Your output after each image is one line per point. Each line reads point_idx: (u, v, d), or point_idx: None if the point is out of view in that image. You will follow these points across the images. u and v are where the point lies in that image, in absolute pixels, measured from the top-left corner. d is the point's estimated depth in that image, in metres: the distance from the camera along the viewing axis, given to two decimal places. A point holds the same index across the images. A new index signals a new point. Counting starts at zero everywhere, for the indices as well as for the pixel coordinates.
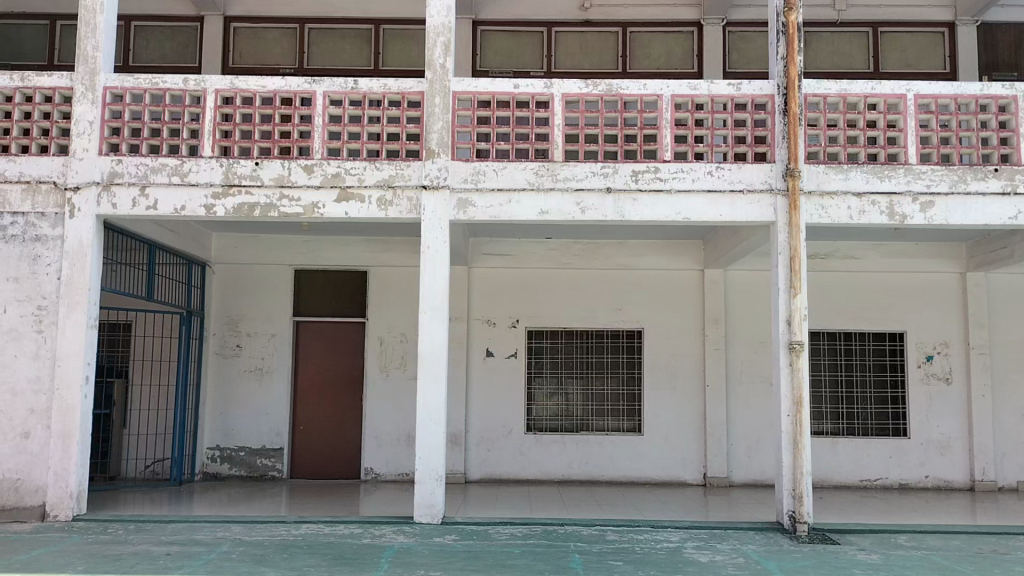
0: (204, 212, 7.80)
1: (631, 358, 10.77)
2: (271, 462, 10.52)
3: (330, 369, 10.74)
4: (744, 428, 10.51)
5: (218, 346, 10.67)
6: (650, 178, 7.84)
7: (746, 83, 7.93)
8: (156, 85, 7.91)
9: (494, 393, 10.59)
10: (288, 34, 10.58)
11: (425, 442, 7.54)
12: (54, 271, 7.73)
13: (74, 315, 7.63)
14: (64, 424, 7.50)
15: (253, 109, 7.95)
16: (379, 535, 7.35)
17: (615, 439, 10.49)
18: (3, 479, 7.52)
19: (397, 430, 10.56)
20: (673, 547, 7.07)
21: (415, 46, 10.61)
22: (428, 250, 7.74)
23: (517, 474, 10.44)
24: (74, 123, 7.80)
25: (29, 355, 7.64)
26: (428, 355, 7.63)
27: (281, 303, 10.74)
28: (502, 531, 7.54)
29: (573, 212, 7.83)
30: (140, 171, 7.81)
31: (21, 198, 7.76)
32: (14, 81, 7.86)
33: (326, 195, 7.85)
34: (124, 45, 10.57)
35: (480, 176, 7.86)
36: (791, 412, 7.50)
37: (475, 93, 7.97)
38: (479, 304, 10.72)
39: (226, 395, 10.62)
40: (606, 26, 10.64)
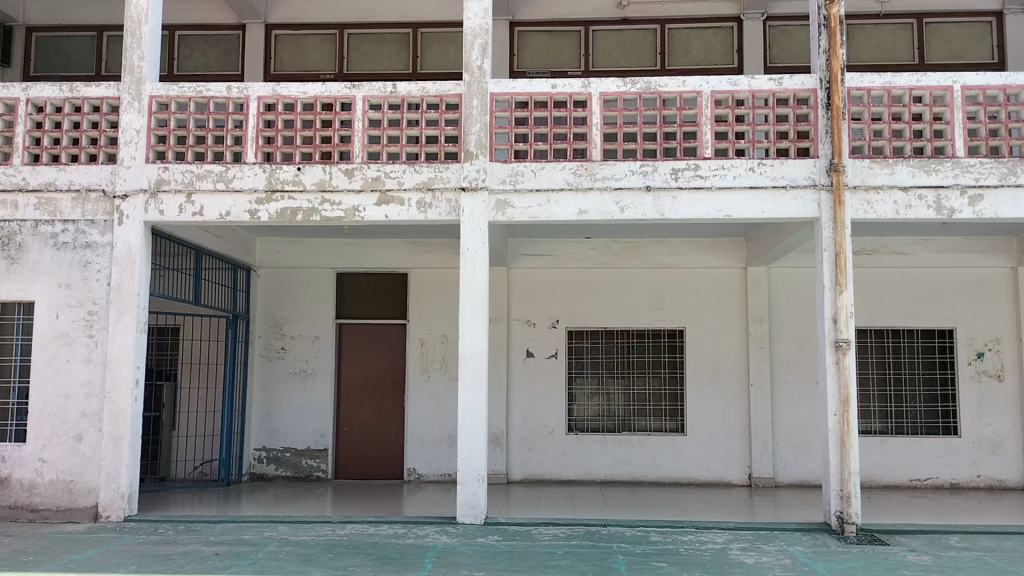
0: (247, 217, 7.93)
1: (673, 357, 10.69)
2: (316, 463, 10.64)
3: (373, 371, 10.83)
4: (789, 427, 10.37)
5: (264, 349, 10.84)
6: (690, 176, 7.78)
7: (787, 78, 7.84)
8: (200, 94, 8.05)
9: (535, 394, 10.59)
10: (328, 39, 10.70)
11: (468, 443, 7.57)
12: (103, 277, 7.91)
13: (123, 320, 7.80)
14: (115, 426, 7.68)
15: (294, 115, 8.03)
16: (423, 535, 7.39)
17: (658, 439, 10.41)
18: (57, 480, 7.71)
19: (439, 431, 10.61)
20: (719, 549, 7.01)
21: (453, 48, 10.64)
22: (467, 252, 7.77)
23: (559, 474, 10.43)
24: (121, 131, 7.98)
25: (81, 358, 7.83)
26: (469, 356, 7.65)
27: (324, 306, 10.87)
28: (545, 532, 7.52)
29: (612, 212, 7.79)
30: (185, 178, 7.96)
31: (72, 206, 7.96)
32: (63, 92, 8.08)
33: (366, 198, 7.92)
34: (169, 54, 10.79)
35: (519, 176, 7.86)
36: (838, 412, 7.37)
37: (513, 94, 7.98)
38: (520, 305, 10.72)
39: (271, 397, 10.77)
40: (644, 24, 10.59)
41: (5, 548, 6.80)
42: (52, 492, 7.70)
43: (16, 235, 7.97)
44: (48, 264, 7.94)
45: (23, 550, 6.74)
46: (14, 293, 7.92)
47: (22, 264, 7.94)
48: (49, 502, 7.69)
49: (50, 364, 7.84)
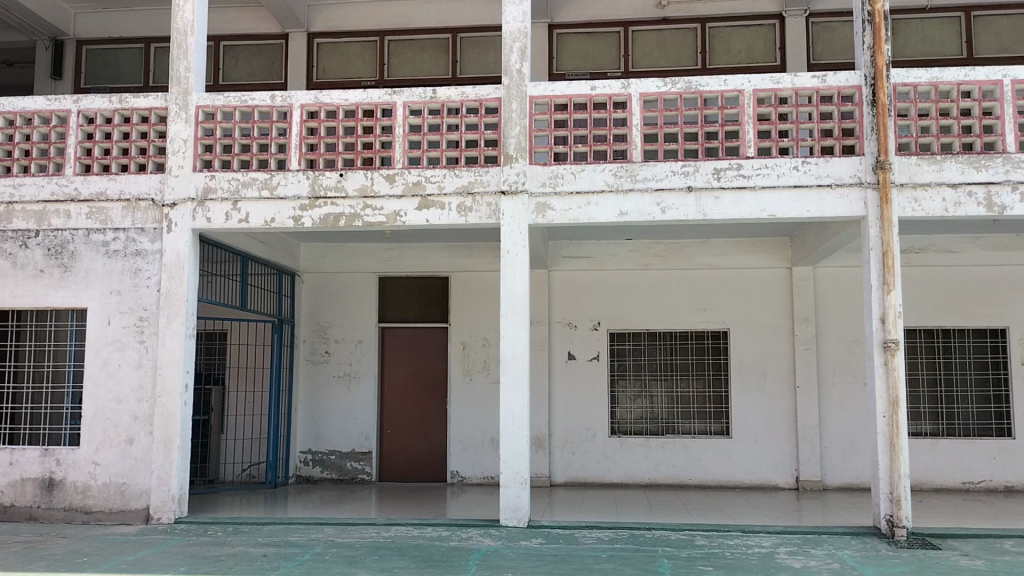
0: (292, 224, 8.04)
1: (718, 358, 10.59)
2: (361, 465, 10.75)
3: (416, 374, 10.91)
4: (837, 430, 10.20)
5: (308, 353, 10.99)
6: (733, 175, 7.70)
7: (831, 75, 7.73)
8: (245, 103, 8.20)
9: (578, 396, 10.57)
10: (369, 46, 10.81)
11: (510, 446, 7.58)
12: (153, 283, 8.09)
13: (173, 325, 7.97)
14: (165, 430, 7.85)
15: (336, 122, 8.13)
16: (467, 537, 7.43)
17: (703, 442, 10.32)
18: (110, 483, 7.90)
19: (481, 434, 10.64)
20: (766, 552, 6.92)
21: (492, 52, 10.68)
22: (508, 255, 7.78)
23: (602, 477, 10.39)
24: (169, 141, 8.15)
25: (132, 363, 8.01)
26: (511, 358, 7.66)
27: (367, 310, 10.98)
28: (589, 535, 7.50)
29: (652, 213, 7.74)
30: (232, 186, 8.11)
31: (123, 215, 8.15)
32: (113, 104, 8.28)
33: (407, 203, 7.98)
34: (214, 64, 11.00)
35: (559, 179, 7.86)
36: (887, 414, 7.23)
37: (551, 97, 7.98)
38: (561, 308, 10.71)
39: (317, 401, 10.91)
40: (684, 23, 10.51)
41: (61, 549, 6.99)
42: (106, 493, 7.89)
43: (68, 243, 8.18)
44: (100, 272, 8.15)
45: (78, 551, 6.93)
46: (68, 301, 8.13)
47: (75, 271, 8.16)
48: (103, 504, 7.88)
49: (102, 369, 8.05)
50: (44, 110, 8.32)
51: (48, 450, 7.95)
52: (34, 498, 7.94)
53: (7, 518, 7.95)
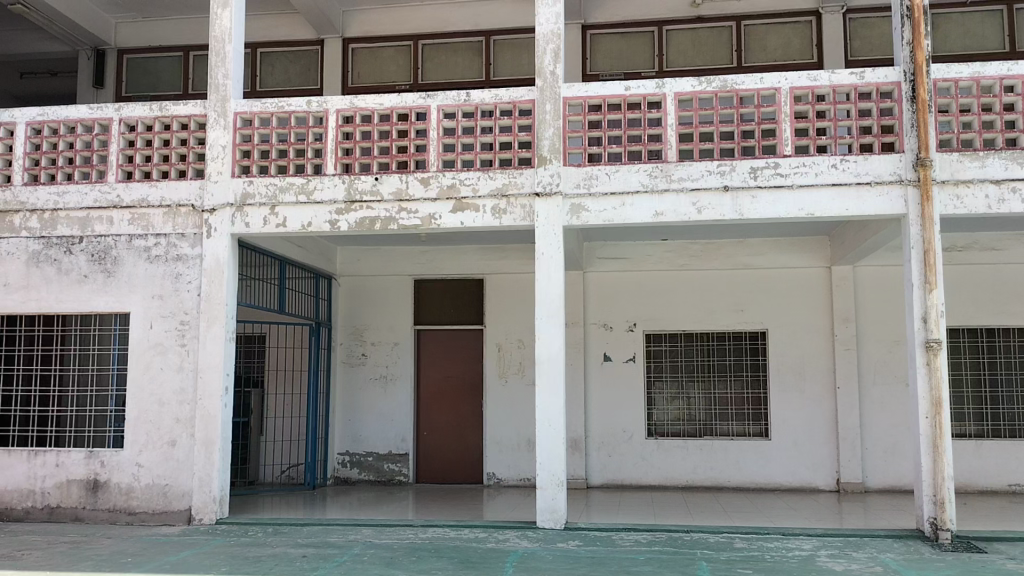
0: (329, 227, 8.12)
1: (756, 359, 10.48)
2: (398, 467, 10.82)
3: (452, 376, 10.95)
4: (879, 432, 10.03)
5: (345, 356, 11.08)
6: (770, 174, 7.62)
7: (869, 71, 7.61)
8: (282, 109, 8.29)
9: (614, 398, 10.53)
10: (403, 50, 10.88)
11: (547, 448, 7.57)
12: (194, 287, 8.21)
13: (213, 329, 8.09)
14: (206, 432, 7.97)
15: (371, 126, 8.18)
16: (504, 539, 7.43)
17: (741, 444, 10.22)
18: (153, 485, 8.03)
19: (518, 436, 10.63)
20: (806, 555, 6.84)
21: (525, 54, 10.69)
22: (542, 257, 7.78)
23: (639, 479, 10.33)
24: (208, 148, 8.28)
25: (173, 367, 8.14)
26: (547, 360, 7.66)
27: (403, 312, 11.04)
28: (626, 538, 7.46)
29: (688, 213, 7.68)
30: (269, 191, 8.20)
31: (164, 221, 8.30)
32: (153, 112, 8.42)
33: (442, 206, 8.02)
34: (251, 71, 11.15)
35: (593, 180, 7.84)
36: (930, 415, 7.10)
37: (585, 97, 7.95)
38: (596, 309, 10.68)
39: (354, 403, 11.00)
40: (719, 21, 10.43)
41: (106, 549, 7.13)
42: (149, 495, 8.02)
43: (111, 249, 8.34)
44: (142, 277, 8.29)
45: (122, 551, 7.04)
46: (111, 305, 8.28)
47: (117, 277, 8.31)
48: (146, 505, 8.01)
49: (145, 372, 8.18)
50: (86, 118, 8.48)
51: (93, 452, 8.11)
52: (79, 499, 8.09)
53: (53, 519, 8.10)
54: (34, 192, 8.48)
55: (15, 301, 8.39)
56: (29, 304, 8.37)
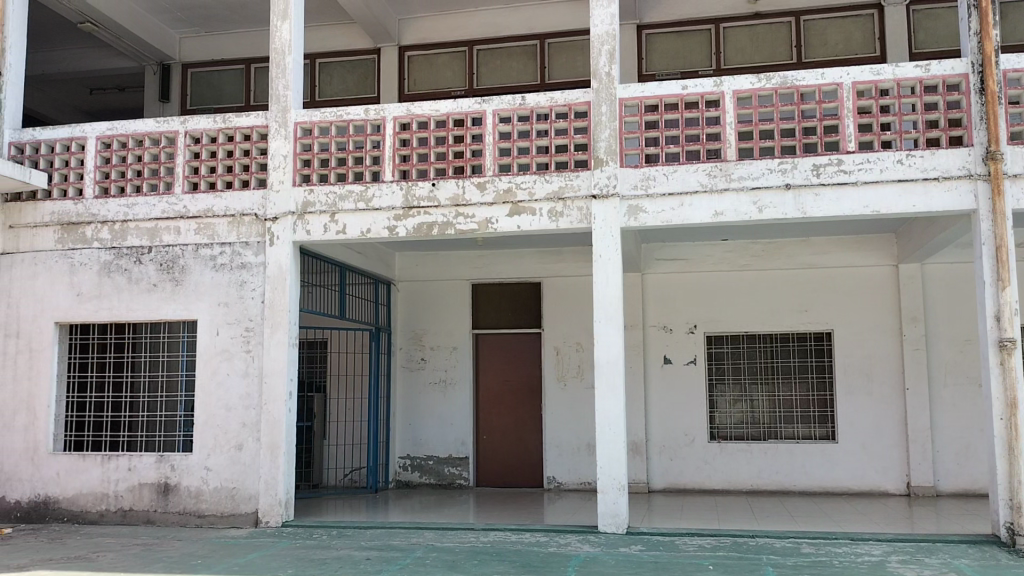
0: (387, 233, 8.21)
1: (822, 360, 10.26)
2: (459, 470, 10.88)
3: (511, 380, 10.95)
4: (950, 433, 9.73)
5: (405, 360, 11.18)
6: (833, 171, 7.45)
7: (935, 64, 7.39)
8: (341, 118, 8.42)
9: (674, 401, 10.41)
10: (458, 56, 10.96)
11: (607, 452, 7.53)
12: (258, 294, 8.38)
13: (277, 335, 8.24)
14: (272, 436, 8.12)
15: (428, 133, 8.27)
16: (565, 543, 7.40)
17: (807, 447, 10.00)
18: (221, 488, 8.21)
19: (577, 439, 10.59)
20: (876, 561, 6.66)
21: (580, 56, 10.66)
22: (599, 259, 7.75)
23: (702, 483, 10.19)
24: (270, 158, 8.45)
25: (239, 372, 8.32)
26: (606, 363, 7.61)
27: (461, 317, 11.10)
28: (690, 543, 7.37)
29: (749, 212, 7.56)
30: (329, 199, 8.33)
31: (228, 230, 8.49)
32: (217, 123, 8.63)
33: (499, 210, 8.05)
34: (311, 81, 11.35)
35: (651, 181, 7.77)
36: (1004, 416, 6.86)
37: (642, 97, 7.88)
38: (655, 311, 10.58)
39: (415, 408, 11.09)
40: (777, 17, 10.25)
41: (177, 551, 7.31)
42: (217, 498, 8.21)
43: (179, 258, 8.57)
44: (208, 285, 8.49)
45: (192, 554, 7.21)
46: (179, 313, 8.50)
47: (185, 286, 8.53)
48: (215, 508, 8.20)
49: (213, 378, 8.38)
50: (154, 132, 8.75)
51: (164, 456, 8.33)
52: (151, 502, 8.32)
53: (126, 522, 8.33)
54: (104, 205, 8.75)
55: (88, 310, 8.66)
56: (101, 314, 8.64)
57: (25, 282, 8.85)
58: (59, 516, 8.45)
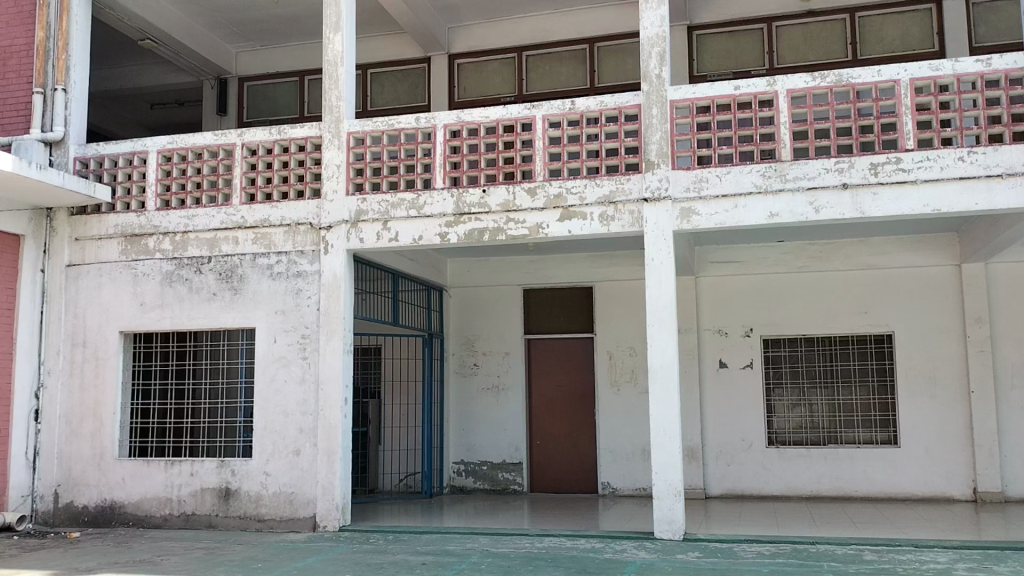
0: (439, 240, 8.28)
1: (883, 363, 10.02)
2: (513, 476, 10.89)
3: (565, 386, 10.92)
4: (1019, 437, 9.42)
5: (458, 366, 11.25)
6: (892, 169, 7.29)
7: (997, 58, 7.20)
8: (392, 126, 8.50)
9: (730, 405, 10.27)
10: (507, 63, 11.01)
11: (663, 457, 7.46)
12: (314, 302, 8.50)
13: (332, 342, 8.36)
14: (329, 442, 8.24)
15: (478, 139, 8.30)
16: (621, 549, 7.35)
17: (869, 451, 9.77)
18: (280, 492, 8.35)
19: (632, 445, 10.52)
20: (942, 569, 6.46)
21: (630, 59, 10.60)
22: (652, 263, 7.70)
23: (760, 489, 10.03)
24: (324, 167, 8.58)
25: (296, 378, 8.45)
26: (661, 368, 7.55)
27: (514, 323, 11.12)
28: (748, 550, 7.25)
29: (806, 213, 7.42)
30: (382, 207, 8.43)
31: (285, 239, 8.64)
32: (272, 135, 8.80)
33: (550, 215, 8.04)
34: (362, 91, 11.51)
35: (704, 182, 7.68)
36: None
37: (693, 99, 7.81)
38: (709, 315, 10.46)
39: (468, 413, 11.15)
40: (832, 14, 10.07)
41: (238, 555, 7.45)
42: (277, 503, 8.34)
43: (237, 268, 8.75)
44: (266, 293, 8.65)
45: (252, 557, 7.34)
46: (238, 321, 8.68)
47: (243, 294, 8.71)
48: (275, 512, 8.34)
49: (271, 385, 8.53)
50: (212, 145, 8.96)
51: (224, 462, 8.50)
52: (213, 506, 8.49)
53: (189, 526, 8.52)
54: (165, 217, 8.99)
55: (151, 320, 8.90)
56: (164, 323, 8.87)
57: (91, 293, 9.13)
58: (125, 520, 8.68)
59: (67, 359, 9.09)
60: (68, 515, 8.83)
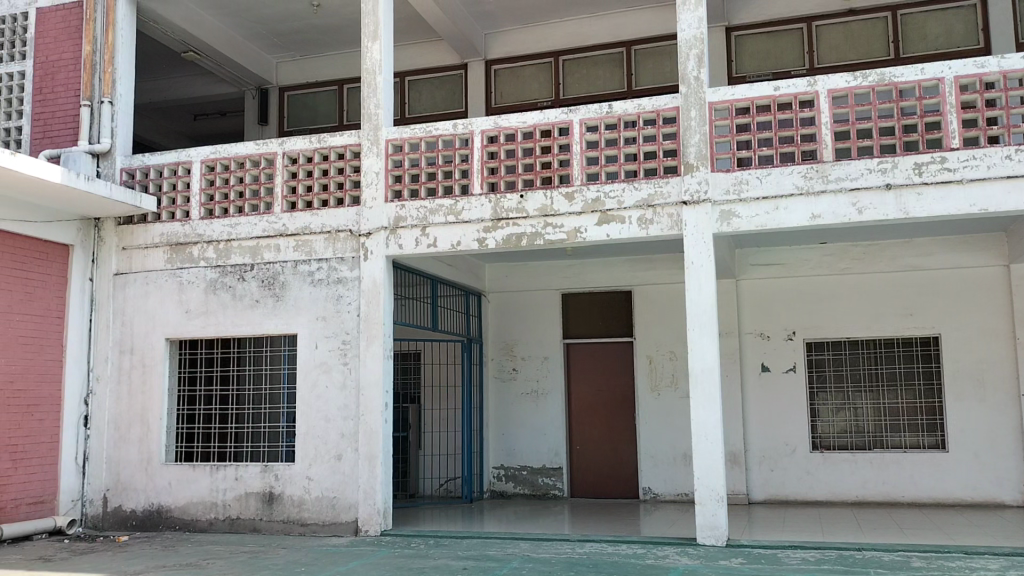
0: (477, 246, 8.30)
1: (929, 366, 9.84)
2: (553, 481, 10.87)
3: (604, 390, 10.89)
4: None
5: (497, 370, 11.28)
6: (937, 169, 7.16)
7: None
8: (430, 133, 8.57)
9: (773, 409, 10.15)
10: (544, 67, 11.02)
11: (705, 462, 7.41)
12: (354, 308, 8.58)
13: (372, 347, 8.43)
14: (369, 446, 8.30)
15: (515, 145, 8.32)
16: (663, 555, 7.30)
17: (916, 456, 9.59)
18: (322, 497, 8.43)
19: (673, 450, 10.44)
20: None
21: (667, 62, 10.56)
22: (692, 266, 7.65)
23: (804, 494, 9.89)
24: (363, 175, 8.67)
25: (338, 384, 8.54)
26: (701, 372, 7.49)
27: (552, 327, 11.11)
28: (793, 556, 7.15)
29: (849, 214, 7.32)
30: (420, 213, 8.49)
31: (325, 246, 8.74)
32: (312, 144, 8.92)
33: (588, 219, 8.03)
34: (400, 99, 11.60)
35: (744, 185, 7.61)
36: None
37: (732, 101, 7.75)
38: (750, 318, 10.36)
39: (508, 418, 11.17)
40: (873, 12, 9.93)
41: (281, 558, 7.54)
42: (319, 507, 8.43)
43: (279, 275, 8.86)
44: (307, 300, 8.76)
45: (296, 561, 7.42)
46: (280, 328, 8.79)
47: (285, 301, 8.82)
48: (317, 517, 8.42)
49: (313, 391, 8.62)
50: (254, 154, 9.10)
51: (267, 466, 8.61)
52: (257, 511, 8.61)
53: (234, 530, 8.64)
54: (209, 225, 9.14)
55: (195, 326, 9.05)
56: (208, 330, 9.01)
57: (137, 301, 9.31)
58: (172, 524, 8.83)
59: (114, 365, 9.28)
60: (116, 519, 9.01)
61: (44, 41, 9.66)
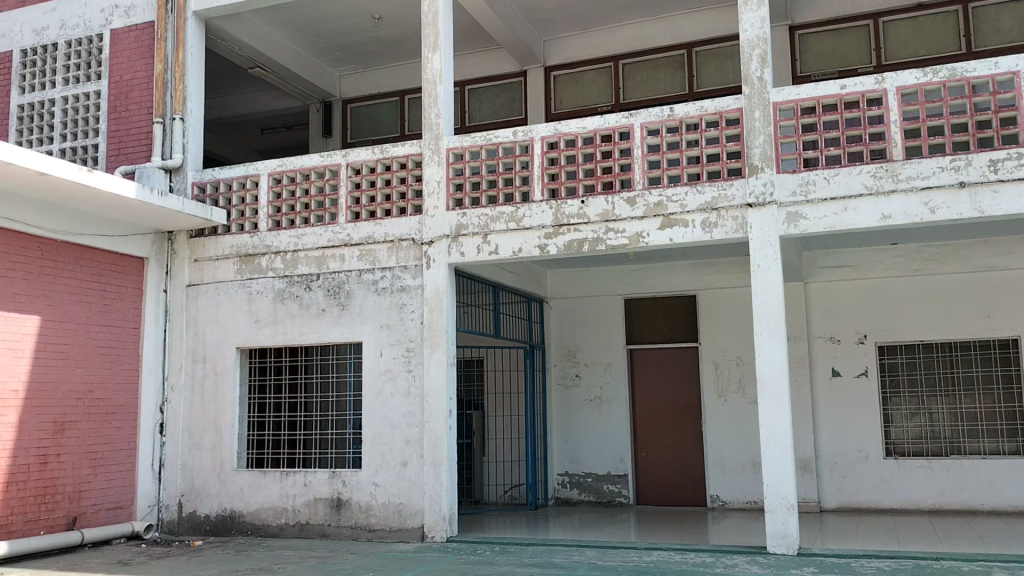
0: (538, 252, 8.31)
1: (1008, 370, 9.49)
2: (617, 488, 10.80)
3: (668, 396, 10.79)
4: None
5: (559, 376, 11.27)
6: (1013, 165, 6.92)
7: None
8: (490, 141, 8.60)
9: (843, 414, 9.91)
10: (604, 72, 11.00)
11: (775, 469, 7.26)
12: (417, 315, 8.67)
13: (436, 354, 8.50)
14: (435, 453, 8.37)
15: (576, 150, 8.30)
16: (732, 563, 7.18)
17: (995, 463, 9.25)
18: (389, 503, 8.52)
19: (740, 456, 10.28)
20: None
21: (730, 62, 10.43)
22: (757, 269, 7.54)
23: (878, 502, 9.63)
24: (425, 184, 8.76)
25: (403, 392, 8.63)
26: (770, 377, 7.36)
27: (615, 333, 11.05)
28: (867, 565, 6.96)
29: (921, 214, 7.12)
30: (481, 221, 8.54)
31: (388, 255, 8.86)
32: (375, 154, 9.07)
33: (650, 224, 7.97)
34: (461, 108, 11.71)
35: (811, 186, 7.46)
36: None
37: (797, 100, 7.62)
38: (819, 321, 10.14)
39: (571, 424, 11.14)
40: (943, 6, 9.67)
41: (349, 563, 7.65)
42: (386, 513, 8.52)
43: (344, 284, 9.01)
44: (371, 308, 8.88)
45: (364, 566, 7.52)
46: (346, 336, 8.93)
47: (350, 309, 8.96)
48: (384, 522, 8.51)
49: (378, 398, 8.73)
50: (319, 166, 9.28)
51: (336, 472, 8.75)
52: (326, 516, 8.74)
53: (303, 535, 8.78)
54: (276, 236, 9.34)
55: (265, 336, 9.26)
56: (277, 339, 9.21)
57: (209, 311, 9.56)
58: (244, 529, 9.03)
59: (188, 374, 9.54)
60: (191, 523, 9.26)
61: (118, 60, 10.02)
